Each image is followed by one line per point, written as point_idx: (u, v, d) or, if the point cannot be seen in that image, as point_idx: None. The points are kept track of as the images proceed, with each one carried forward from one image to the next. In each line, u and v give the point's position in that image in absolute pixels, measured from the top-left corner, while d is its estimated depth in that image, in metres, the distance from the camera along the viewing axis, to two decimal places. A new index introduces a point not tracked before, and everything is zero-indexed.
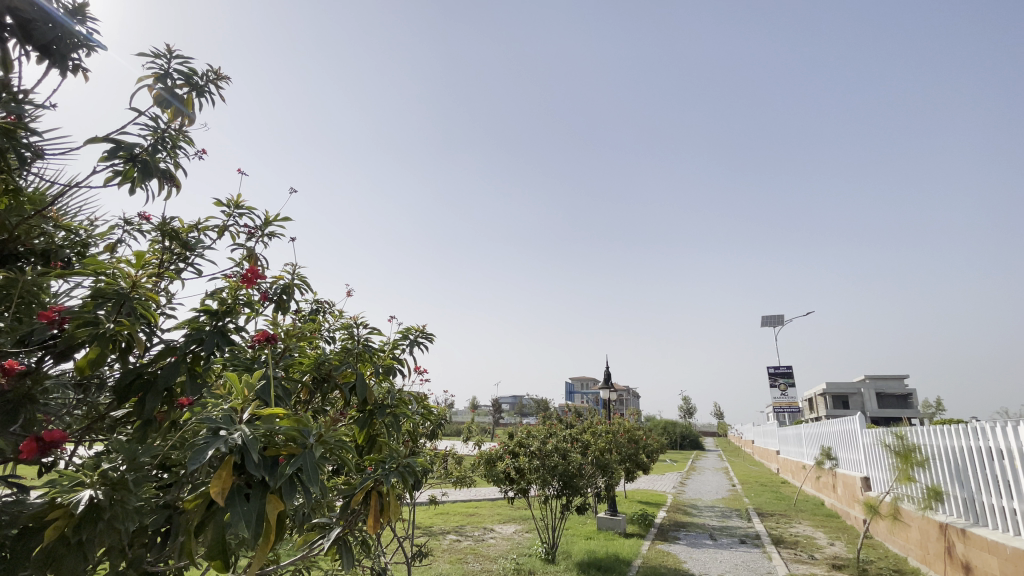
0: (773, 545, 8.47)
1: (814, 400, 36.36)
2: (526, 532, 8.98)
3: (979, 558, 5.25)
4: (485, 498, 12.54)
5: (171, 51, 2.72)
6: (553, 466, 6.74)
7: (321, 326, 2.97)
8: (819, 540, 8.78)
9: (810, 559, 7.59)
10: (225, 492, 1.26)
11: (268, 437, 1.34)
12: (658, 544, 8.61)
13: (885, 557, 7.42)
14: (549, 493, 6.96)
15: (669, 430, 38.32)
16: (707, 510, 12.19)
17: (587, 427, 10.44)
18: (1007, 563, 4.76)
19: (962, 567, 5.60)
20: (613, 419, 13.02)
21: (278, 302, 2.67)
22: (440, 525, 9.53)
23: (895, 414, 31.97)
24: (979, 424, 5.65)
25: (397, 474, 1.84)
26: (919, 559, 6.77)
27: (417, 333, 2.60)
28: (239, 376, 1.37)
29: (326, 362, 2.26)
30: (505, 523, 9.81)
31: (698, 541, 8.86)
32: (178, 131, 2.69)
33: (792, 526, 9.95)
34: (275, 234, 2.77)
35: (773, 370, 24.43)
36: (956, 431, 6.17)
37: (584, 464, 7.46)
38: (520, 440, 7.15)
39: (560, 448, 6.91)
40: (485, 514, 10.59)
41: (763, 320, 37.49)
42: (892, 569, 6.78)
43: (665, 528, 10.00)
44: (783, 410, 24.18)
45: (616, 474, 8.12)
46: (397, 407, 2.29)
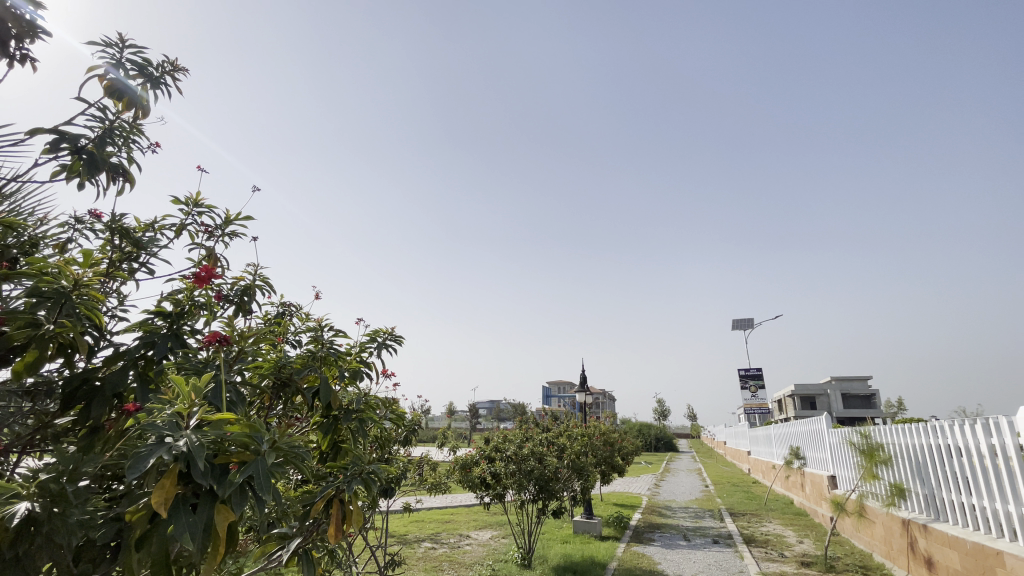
0: (744, 544, 8.62)
1: (783, 401, 37.36)
2: (502, 538, 8.90)
3: (940, 552, 5.44)
4: (461, 504, 12.39)
5: (122, 41, 2.64)
6: (530, 470, 6.69)
7: (287, 329, 2.88)
8: (788, 538, 8.98)
9: (780, 557, 7.75)
10: (168, 503, 1.19)
11: (217, 444, 1.27)
12: (633, 546, 8.65)
13: (851, 553, 7.63)
14: (525, 498, 6.91)
15: (644, 433, 38.79)
16: (682, 511, 12.35)
17: (564, 431, 10.45)
18: (967, 557, 4.93)
19: (925, 562, 5.78)
20: (590, 423, 13.08)
21: (238, 303, 2.57)
22: (414, 533, 9.39)
23: (860, 414, 33.11)
24: (938, 422, 5.84)
25: (359, 481, 1.77)
26: (883, 555, 6.98)
27: (384, 334, 2.53)
28: (185, 380, 1.29)
29: (287, 366, 2.18)
30: (481, 529, 9.73)
31: (672, 543, 8.93)
32: (130, 124, 2.58)
33: (762, 525, 10.15)
34: (236, 234, 2.66)
35: (744, 372, 25.07)
36: (917, 429, 6.37)
37: (560, 468, 7.45)
38: (496, 445, 7.09)
39: (536, 452, 6.88)
40: (461, 521, 10.47)
41: (734, 324, 38.34)
42: (858, 565, 6.96)
43: (640, 530, 10.06)
44: (754, 411, 24.72)
45: (592, 477, 8.12)
46: (363, 412, 2.21)
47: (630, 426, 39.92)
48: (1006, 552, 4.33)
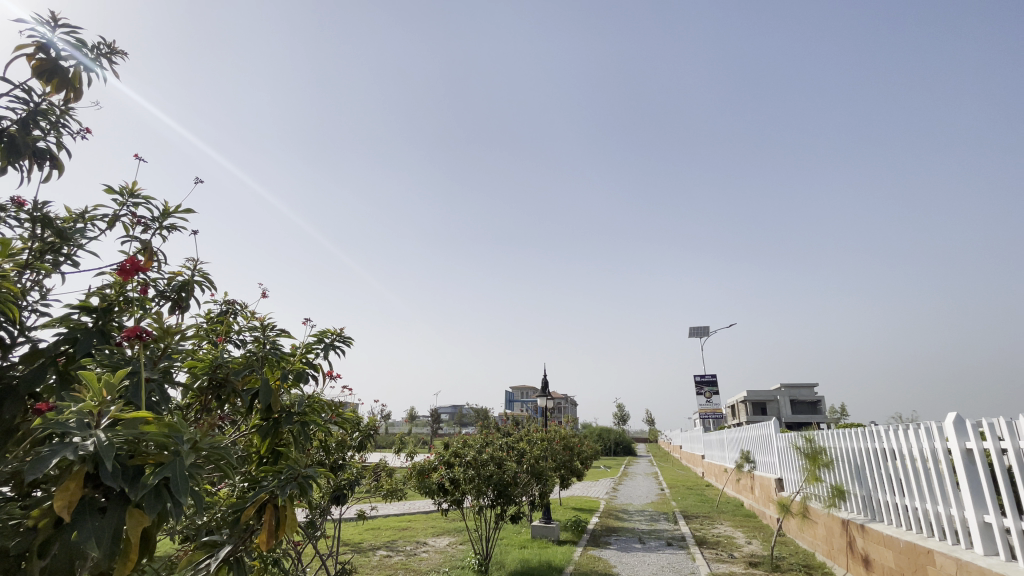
0: (697, 546, 8.83)
1: (736, 406, 38.68)
2: (460, 545, 8.80)
3: (877, 551, 5.73)
4: (419, 510, 12.19)
5: (54, 19, 2.46)
6: (489, 475, 6.64)
7: (230, 328, 2.74)
8: (738, 539, 9.28)
9: (729, 557, 7.99)
10: (73, 507, 1.10)
11: (132, 444, 1.19)
12: (590, 550, 8.71)
13: (795, 553, 7.94)
14: (483, 504, 6.85)
15: (604, 438, 39.35)
16: (638, 514, 12.56)
17: (524, 435, 10.45)
18: (901, 555, 5.21)
19: (862, 560, 6.08)
20: (550, 427, 13.13)
21: (174, 300, 2.43)
22: (369, 541, 9.14)
23: (807, 419, 34.69)
24: (876, 427, 6.16)
25: (295, 485, 1.69)
26: (825, 554, 7.29)
27: (333, 335, 2.45)
28: (97, 374, 1.20)
29: (224, 365, 2.08)
30: (438, 536, 9.58)
31: (628, 546, 9.06)
32: (60, 106, 2.41)
33: (714, 527, 10.45)
34: (175, 227, 2.52)
35: (700, 378, 25.88)
36: (856, 433, 6.69)
37: (519, 472, 7.42)
38: (455, 451, 6.99)
39: (496, 457, 6.84)
40: (418, 528, 10.28)
41: (691, 331, 39.49)
42: (801, 564, 7.24)
43: (597, 534, 10.16)
44: (709, 417, 25.47)
45: (551, 482, 8.14)
46: (305, 414, 2.12)
47: (590, 431, 40.41)
48: (938, 551, 4.59)
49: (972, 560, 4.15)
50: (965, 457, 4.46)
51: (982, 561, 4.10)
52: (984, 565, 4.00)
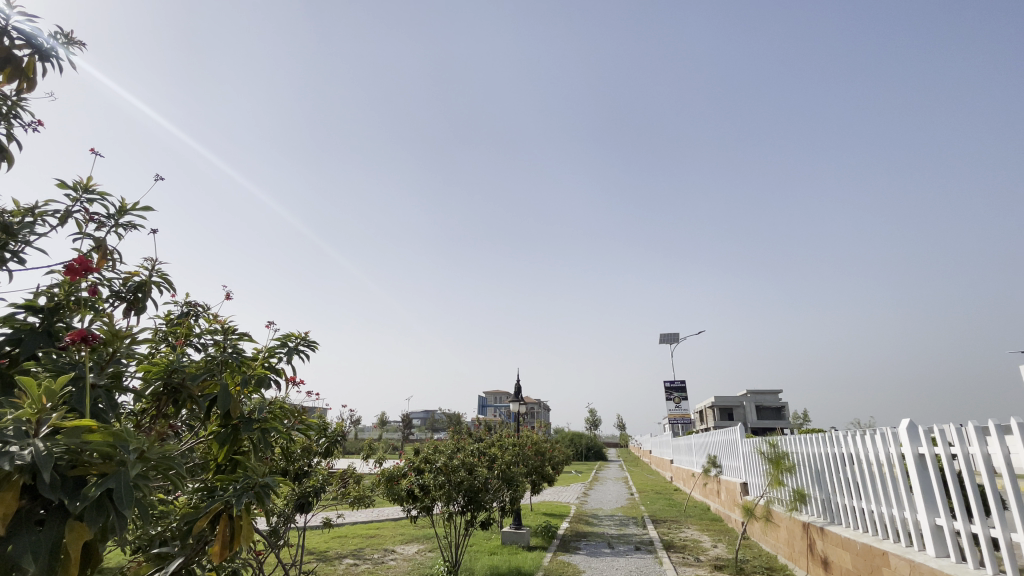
0: (664, 550, 8.95)
1: (704, 412, 39.50)
2: (429, 552, 8.67)
3: (835, 553, 5.91)
4: (388, 517, 11.98)
5: (8, 5, 2.34)
6: (459, 482, 6.57)
7: (190, 331, 2.65)
8: (704, 543, 9.44)
9: (695, 561, 8.12)
10: (8, 521, 1.03)
11: (73, 454, 1.13)
12: (560, 555, 8.73)
13: (759, 555, 8.13)
14: (453, 511, 6.78)
15: (575, 443, 39.55)
16: (607, 519, 12.66)
17: (496, 440, 10.41)
18: (858, 557, 5.40)
19: (821, 562, 6.27)
20: (522, 432, 13.13)
21: (130, 301, 2.34)
22: (335, 549, 8.93)
23: (772, 425, 35.64)
24: (835, 433, 6.37)
25: (251, 495, 1.64)
26: (786, 556, 7.49)
27: (297, 339, 2.39)
28: (37, 380, 1.14)
29: (180, 370, 2.00)
30: (407, 543, 9.44)
31: (597, 551, 9.11)
32: (11, 96, 2.29)
33: (681, 531, 10.60)
34: (133, 225, 2.43)
35: (670, 384, 26.34)
36: (816, 439, 6.91)
37: (490, 478, 7.36)
38: (426, 456, 6.89)
39: (467, 463, 6.78)
40: (386, 535, 10.09)
41: (663, 337, 40.14)
42: (764, 567, 7.41)
43: (568, 539, 10.18)
44: (678, 422, 25.89)
45: (521, 487, 8.12)
46: (266, 421, 2.06)
47: (562, 436, 40.56)
48: (893, 553, 4.78)
49: (924, 562, 4.33)
50: (918, 462, 4.66)
51: (933, 562, 4.28)
52: (935, 566, 4.18)
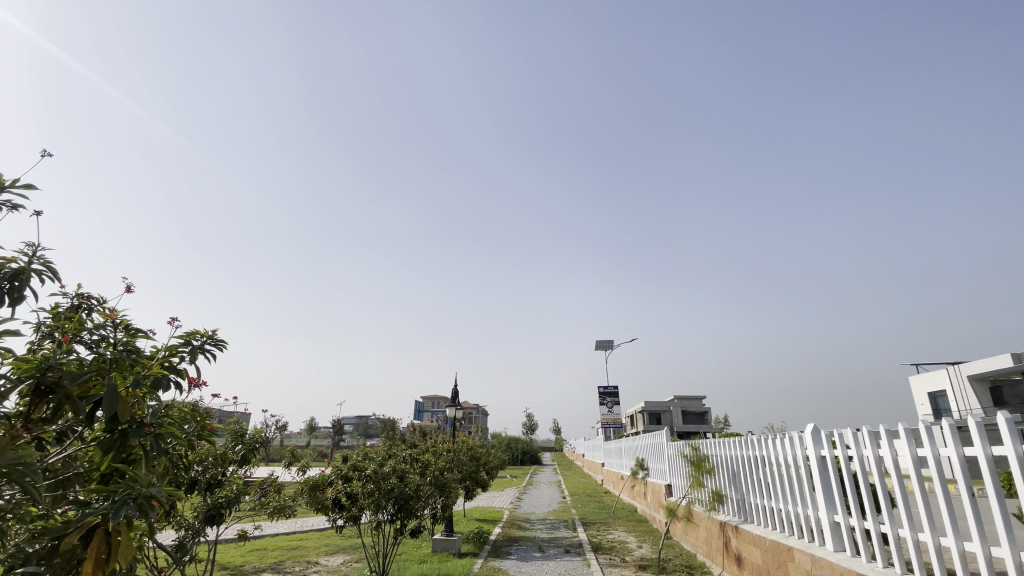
0: (592, 552, 9.17)
1: (635, 416, 41.04)
2: (355, 563, 8.35)
3: (747, 549, 6.31)
4: (313, 528, 11.40)
5: None
6: (390, 489, 6.34)
7: (80, 325, 2.40)
8: (630, 544, 9.76)
9: (621, 562, 8.37)
10: None
11: None
12: (491, 561, 8.68)
13: (680, 554, 8.51)
14: (382, 519, 6.53)
15: (511, 447, 39.78)
16: (539, 523, 12.77)
17: (430, 446, 10.22)
18: (767, 553, 5.79)
19: (735, 558, 6.66)
20: (458, 438, 12.99)
21: (5, 291, 2.07)
22: (253, 564, 8.38)
23: (696, 429, 37.65)
24: (750, 436, 6.82)
25: (133, 508, 1.49)
26: (704, 554, 7.90)
27: (203, 338, 2.22)
28: None
29: (58, 369, 1.79)
30: (332, 554, 9.01)
31: (527, 555, 9.17)
32: None
33: (609, 533, 10.92)
34: (13, 205, 2.16)
35: (604, 389, 27.22)
36: (733, 442, 7.37)
37: (422, 485, 7.19)
38: (355, 464, 6.60)
39: (398, 469, 6.60)
40: (309, 547, 9.59)
41: (598, 345, 41.32)
42: (684, 565, 7.76)
43: (499, 544, 10.17)
44: (610, 426, 26.72)
45: (454, 493, 8.01)
46: (161, 426, 1.89)
47: (498, 441, 40.62)
48: (797, 549, 5.16)
49: (824, 556, 4.70)
50: (820, 463, 5.06)
51: (831, 556, 4.65)
52: (833, 561, 4.55)
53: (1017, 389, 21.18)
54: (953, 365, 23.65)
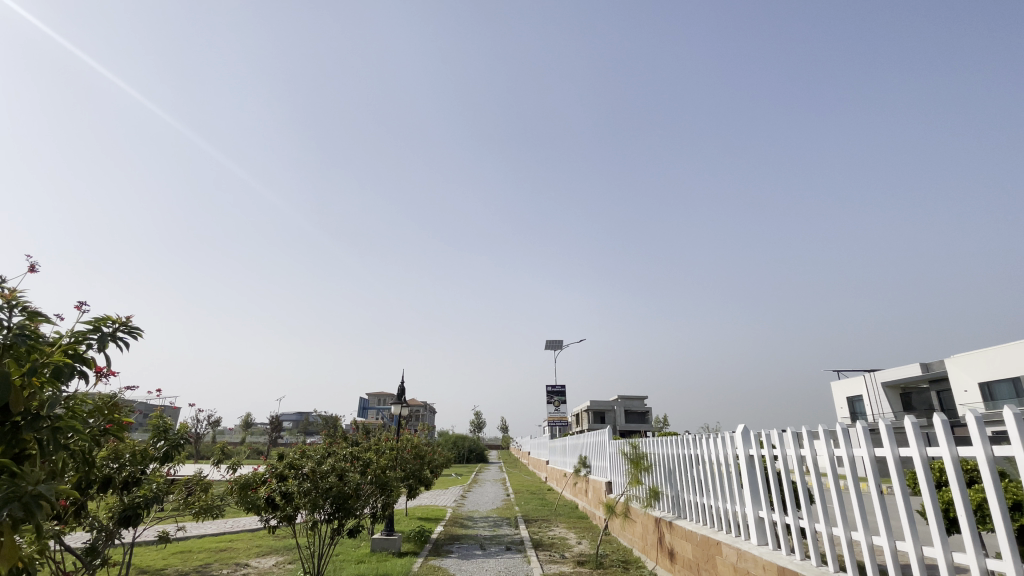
0: (533, 549, 9.27)
1: (580, 415, 41.96)
2: (288, 564, 8.04)
3: (679, 544, 6.59)
4: (244, 529, 10.89)
5: None
6: (328, 488, 6.14)
7: None
8: (569, 540, 9.95)
9: (561, 558, 8.52)
10: None
11: None
12: (430, 560, 8.58)
13: (617, 549, 8.77)
14: (318, 519, 6.30)
15: (457, 445, 39.64)
16: (482, 521, 12.78)
17: (373, 444, 9.98)
18: (697, 547, 6.07)
19: (668, 553, 6.94)
20: (401, 435, 12.75)
21: None
22: (175, 567, 7.89)
23: (637, 428, 38.98)
24: (685, 436, 7.13)
25: (17, 508, 1.36)
26: (640, 549, 8.18)
27: (115, 324, 2.06)
28: None
29: None
30: (264, 556, 8.63)
31: (468, 553, 9.15)
32: None
33: (550, 530, 11.09)
34: None
35: (551, 389, 27.71)
36: (669, 441, 7.68)
37: (362, 484, 6.99)
38: (291, 462, 6.31)
39: (338, 468, 6.41)
40: (239, 548, 9.13)
41: (547, 345, 41.82)
42: (620, 560, 8.00)
43: (440, 543, 10.09)
44: (555, 425, 27.16)
45: (395, 492, 7.84)
46: (60, 417, 1.74)
47: (444, 439, 40.33)
48: (724, 543, 5.44)
49: (748, 550, 4.98)
50: (748, 461, 5.36)
51: (755, 550, 4.93)
52: (757, 554, 4.82)
53: (923, 396, 23.38)
54: (869, 372, 25.70)
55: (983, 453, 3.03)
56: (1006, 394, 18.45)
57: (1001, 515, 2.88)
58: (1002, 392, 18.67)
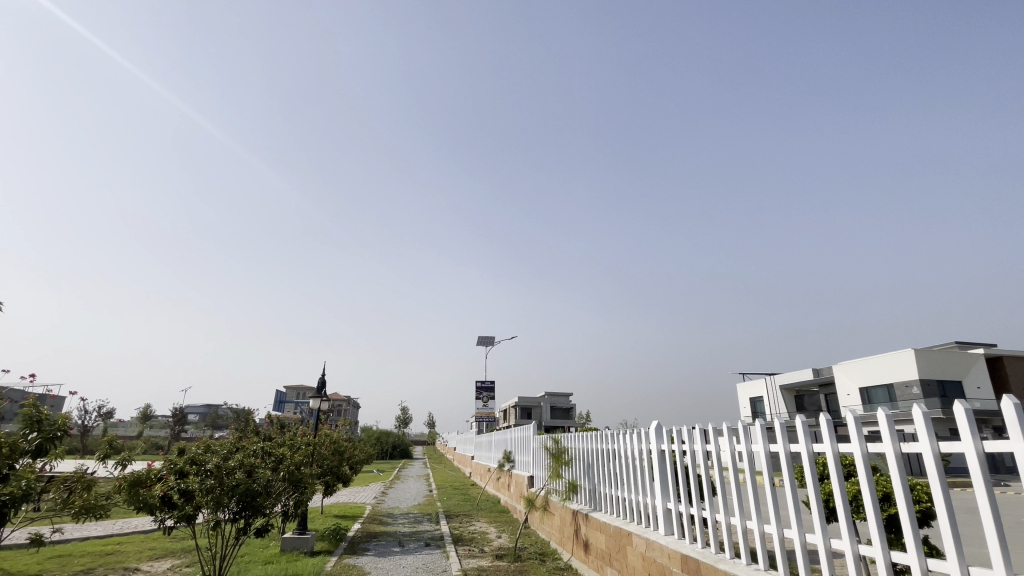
0: (452, 544, 9.25)
1: (507, 411, 42.45)
2: (185, 568, 7.41)
3: (594, 535, 6.84)
4: (136, 530, 9.93)
5: None
6: (234, 485, 5.71)
7: None
8: (489, 535, 10.01)
9: (480, 552, 8.56)
10: None
11: None
12: (345, 558, 8.28)
13: (535, 542, 8.96)
14: (221, 519, 5.86)
15: (380, 442, 38.74)
16: (401, 517, 12.54)
17: (288, 440, 9.46)
18: (610, 538, 6.33)
19: (583, 544, 7.18)
20: (320, 430, 12.18)
21: None
22: (50, 573, 7.03)
23: (562, 424, 40.13)
24: (604, 431, 7.41)
25: None
26: (557, 542, 8.40)
27: None
28: None
29: None
30: (157, 559, 7.92)
31: (386, 550, 8.94)
32: None
33: (471, 524, 11.10)
34: None
35: (480, 385, 27.84)
36: (589, 436, 7.94)
37: (273, 482, 6.58)
38: (192, 457, 5.80)
39: (246, 464, 5.99)
40: (128, 552, 8.27)
41: (478, 341, 41.92)
42: (537, 552, 8.17)
43: (356, 541, 9.76)
44: (482, 420, 27.31)
45: (309, 488, 7.45)
46: None
47: (367, 435, 39.30)
48: (634, 533, 5.71)
49: (656, 540, 5.27)
50: (659, 456, 5.66)
51: (662, 539, 5.24)
52: (664, 543, 5.12)
53: (814, 398, 25.88)
54: (770, 376, 28.15)
55: (860, 451, 3.39)
56: (882, 399, 21.08)
57: (872, 505, 3.23)
58: (878, 396, 21.28)
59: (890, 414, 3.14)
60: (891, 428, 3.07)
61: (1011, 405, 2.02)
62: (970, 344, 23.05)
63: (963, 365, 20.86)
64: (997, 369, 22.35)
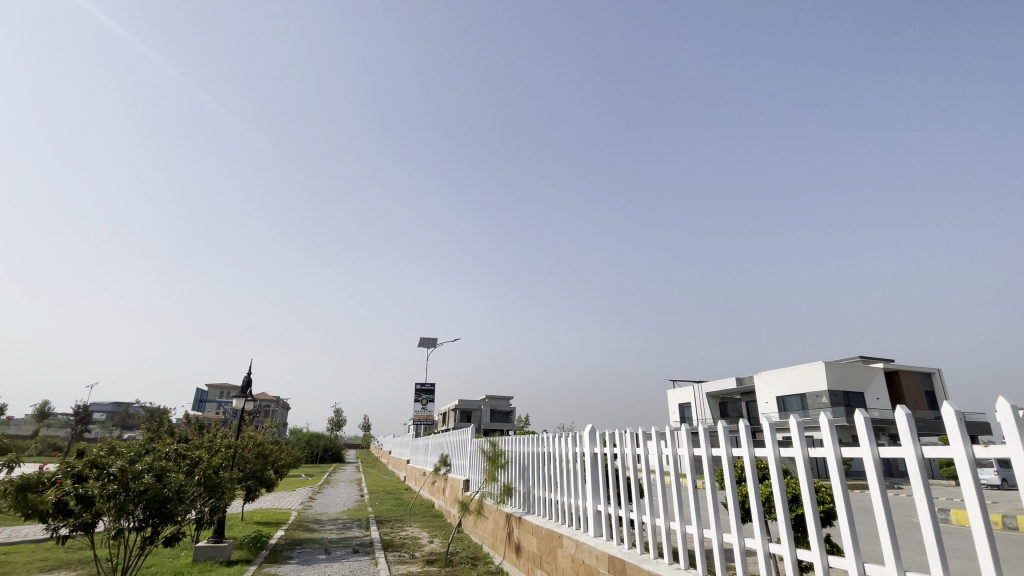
0: (382, 550, 8.99)
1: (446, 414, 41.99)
2: None
3: (526, 538, 6.89)
4: (25, 539, 8.91)
5: None
6: (141, 491, 5.26)
7: None
8: (421, 540, 9.83)
9: (410, 558, 8.38)
10: None
11: None
12: (266, 567, 7.84)
13: (467, 547, 8.89)
14: (125, 527, 5.37)
15: (310, 445, 37.14)
16: (329, 523, 12.05)
17: (209, 442, 8.84)
18: (542, 540, 6.39)
19: (514, 546, 7.21)
20: (244, 432, 11.44)
21: None
22: None
23: (500, 427, 40.26)
24: (541, 435, 7.48)
25: None
26: (489, 545, 8.40)
27: None
28: None
29: None
30: (49, 571, 7.14)
31: (310, 558, 8.55)
32: None
33: (402, 529, 10.86)
34: None
35: (421, 387, 27.38)
36: (525, 439, 8.00)
37: (187, 487, 6.10)
38: (94, 459, 5.23)
39: (156, 467, 5.53)
40: (15, 564, 7.40)
41: (420, 342, 41.29)
42: (469, 556, 8.12)
43: (279, 548, 9.27)
44: (419, 423, 26.84)
45: (228, 494, 6.98)
46: None
47: (297, 437, 37.54)
48: (565, 536, 5.80)
49: (585, 541, 5.38)
50: (592, 459, 5.80)
51: (591, 541, 5.36)
52: (592, 545, 5.24)
53: (736, 406, 27.49)
54: (698, 384, 29.65)
55: (773, 455, 3.63)
56: (795, 407, 22.75)
57: (781, 506, 3.47)
58: (793, 405, 22.94)
59: (801, 422, 3.39)
60: (801, 433, 3.33)
61: (903, 416, 2.24)
62: (872, 359, 25.40)
63: (865, 378, 22.92)
64: (893, 382, 24.75)
